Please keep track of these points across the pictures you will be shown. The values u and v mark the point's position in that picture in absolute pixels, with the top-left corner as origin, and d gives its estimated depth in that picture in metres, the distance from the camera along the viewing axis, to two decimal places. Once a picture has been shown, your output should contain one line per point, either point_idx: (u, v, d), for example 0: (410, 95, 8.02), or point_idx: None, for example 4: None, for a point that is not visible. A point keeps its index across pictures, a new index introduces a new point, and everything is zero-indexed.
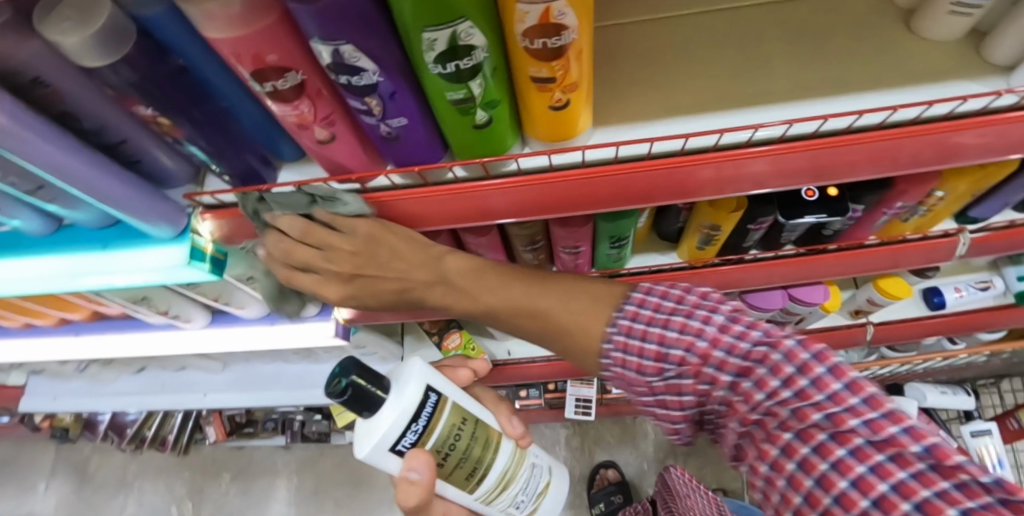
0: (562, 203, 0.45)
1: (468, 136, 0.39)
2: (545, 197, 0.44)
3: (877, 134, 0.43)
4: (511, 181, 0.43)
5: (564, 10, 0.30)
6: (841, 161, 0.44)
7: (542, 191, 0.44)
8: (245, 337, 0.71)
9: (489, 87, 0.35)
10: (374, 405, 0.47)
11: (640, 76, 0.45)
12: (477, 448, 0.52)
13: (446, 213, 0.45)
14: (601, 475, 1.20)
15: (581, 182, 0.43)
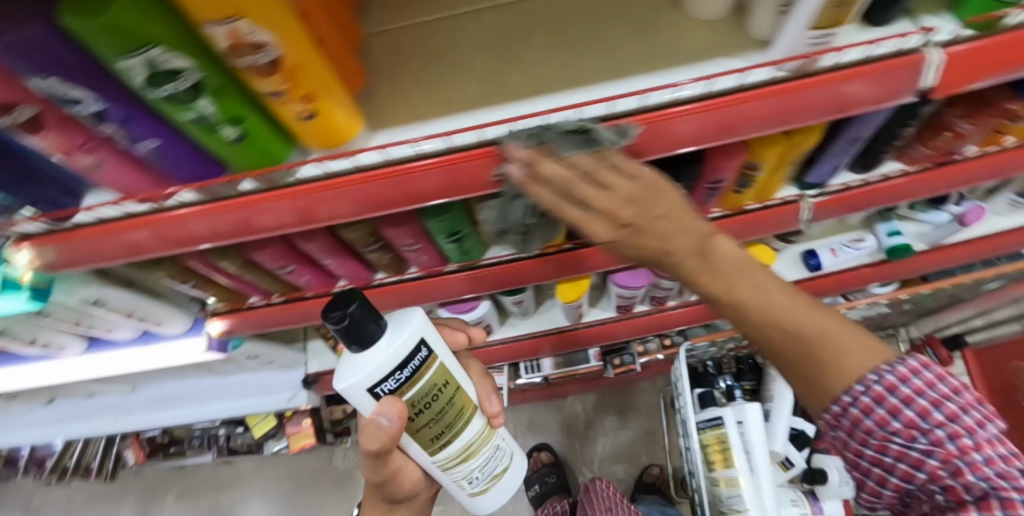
0: (345, 207, 0.47)
1: (230, 150, 0.40)
2: (320, 205, 0.46)
3: (642, 118, 0.44)
4: (284, 192, 0.45)
5: (249, 29, 0.31)
6: (601, 148, 0.46)
7: (314, 199, 0.46)
8: (124, 360, 0.72)
9: (224, 103, 0.36)
10: (371, 338, 0.42)
11: (415, 80, 0.46)
12: (453, 410, 0.49)
13: (232, 227, 0.48)
14: (535, 458, 1.24)
15: (359, 186, 0.45)
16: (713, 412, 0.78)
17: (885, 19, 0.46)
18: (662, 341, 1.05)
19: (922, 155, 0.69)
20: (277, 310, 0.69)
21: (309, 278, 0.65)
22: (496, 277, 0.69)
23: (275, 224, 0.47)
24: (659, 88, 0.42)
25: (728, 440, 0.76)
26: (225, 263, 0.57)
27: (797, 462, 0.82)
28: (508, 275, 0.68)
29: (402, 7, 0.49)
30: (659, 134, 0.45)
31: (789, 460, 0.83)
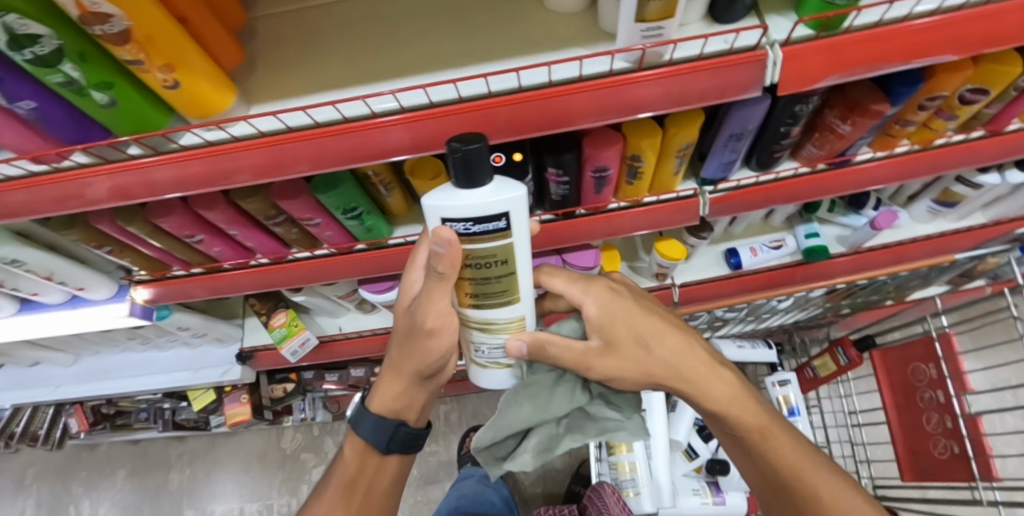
0: (308, 163, 0.49)
1: (107, 115, 0.44)
2: (284, 160, 0.49)
3: (485, 101, 0.46)
4: (249, 143, 0.47)
5: (91, 0, 0.35)
6: (502, 121, 0.48)
7: (277, 153, 0.48)
8: (52, 323, 0.76)
9: (88, 70, 0.40)
10: (477, 181, 0.40)
11: (295, 60, 0.51)
12: (501, 288, 0.45)
13: (198, 177, 0.50)
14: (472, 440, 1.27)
15: (317, 143, 0.48)
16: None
17: (726, 17, 0.50)
18: None
19: (813, 155, 0.73)
20: (196, 280, 0.73)
21: (222, 249, 0.69)
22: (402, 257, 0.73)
23: (218, 178, 0.50)
24: (499, 74, 0.47)
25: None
26: (132, 228, 0.60)
27: (701, 452, 0.86)
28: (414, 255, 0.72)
29: None
30: (501, 117, 0.48)
31: (693, 450, 0.87)
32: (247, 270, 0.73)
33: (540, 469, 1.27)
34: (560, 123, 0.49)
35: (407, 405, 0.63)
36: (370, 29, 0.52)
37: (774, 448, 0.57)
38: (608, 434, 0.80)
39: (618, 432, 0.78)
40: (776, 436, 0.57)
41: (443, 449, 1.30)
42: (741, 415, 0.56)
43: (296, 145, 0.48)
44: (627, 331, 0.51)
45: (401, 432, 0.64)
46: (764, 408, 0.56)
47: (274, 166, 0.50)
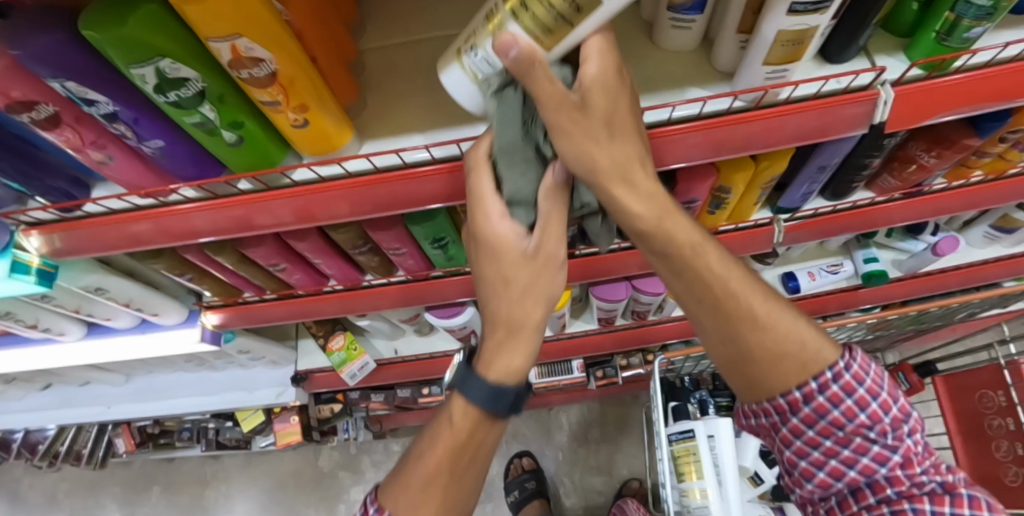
0: (331, 210, 0.51)
1: (231, 153, 0.44)
2: (313, 205, 0.50)
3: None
4: (279, 192, 0.48)
5: (247, 46, 0.35)
6: None
7: (306, 200, 0.49)
8: (120, 347, 0.75)
9: (224, 111, 0.40)
10: None
11: (406, 95, 0.51)
12: None
13: (233, 221, 0.51)
14: (516, 465, 1.25)
15: (342, 193, 0.49)
16: (683, 425, 0.80)
17: (840, 57, 0.49)
18: (644, 357, 1.08)
19: (889, 186, 0.73)
20: (269, 306, 0.73)
21: (301, 277, 0.68)
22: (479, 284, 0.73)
23: (271, 216, 0.50)
24: None
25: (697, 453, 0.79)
26: (220, 258, 0.60)
27: (766, 479, 0.85)
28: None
29: (397, 26, 0.54)
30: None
31: (759, 476, 0.85)
32: (320, 296, 0.73)
33: (580, 490, 1.25)
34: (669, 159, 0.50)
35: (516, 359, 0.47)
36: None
37: (722, 299, 0.48)
38: (677, 459, 0.81)
39: (689, 457, 0.79)
40: (748, 291, 0.49)
41: None
42: (677, 234, 0.44)
43: (324, 193, 0.49)
44: (609, 103, 0.35)
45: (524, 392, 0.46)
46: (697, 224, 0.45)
47: (305, 210, 0.50)
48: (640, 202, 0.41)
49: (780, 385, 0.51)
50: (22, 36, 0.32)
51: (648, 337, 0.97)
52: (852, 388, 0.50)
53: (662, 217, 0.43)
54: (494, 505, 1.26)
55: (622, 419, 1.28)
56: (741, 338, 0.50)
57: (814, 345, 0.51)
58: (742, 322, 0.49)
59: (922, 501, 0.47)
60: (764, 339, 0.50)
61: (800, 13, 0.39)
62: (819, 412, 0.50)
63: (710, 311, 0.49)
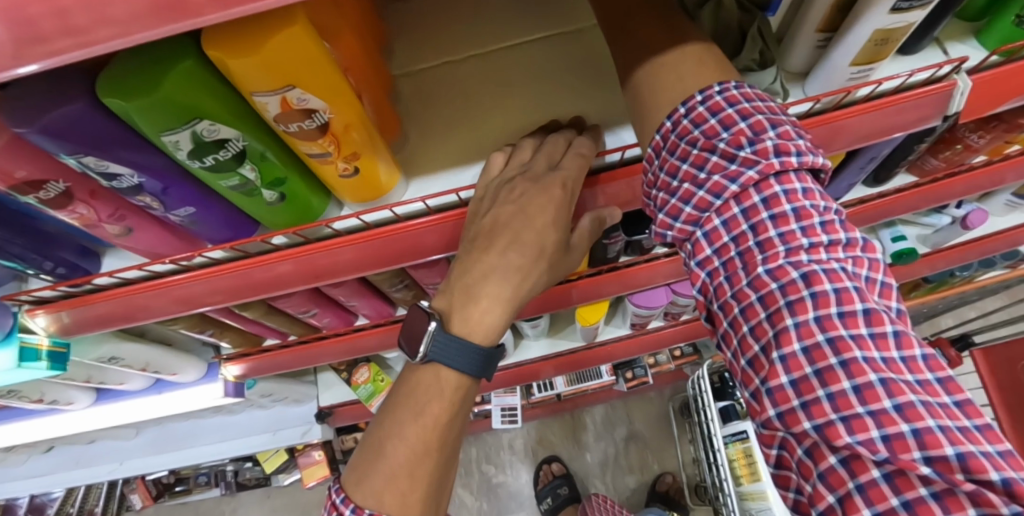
0: (341, 269, 0.45)
1: (270, 211, 0.39)
2: (321, 266, 0.45)
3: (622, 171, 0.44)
4: (282, 255, 0.43)
5: (301, 97, 0.30)
6: None
7: (313, 260, 0.44)
8: (136, 410, 0.69)
9: (267, 168, 0.35)
10: None
11: (454, 123, 0.46)
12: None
13: (236, 291, 0.45)
14: (545, 470, 1.24)
15: (356, 247, 0.44)
16: (737, 426, 0.79)
17: (913, 49, 0.46)
18: (672, 353, 1.06)
19: (931, 168, 0.72)
20: (296, 351, 0.67)
21: (331, 319, 0.63)
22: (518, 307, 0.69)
23: (280, 285, 0.45)
24: None
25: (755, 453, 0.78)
26: (247, 314, 0.55)
27: None
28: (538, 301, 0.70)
29: (431, 45, 0.49)
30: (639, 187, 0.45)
31: None
32: (350, 336, 0.68)
33: (612, 490, 1.24)
34: None
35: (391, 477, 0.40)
36: (529, 81, 0.47)
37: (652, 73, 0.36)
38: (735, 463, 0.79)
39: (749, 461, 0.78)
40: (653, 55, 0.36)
41: (511, 479, 1.26)
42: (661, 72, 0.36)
43: (333, 251, 0.44)
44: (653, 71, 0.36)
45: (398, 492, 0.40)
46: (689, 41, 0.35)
47: (310, 272, 0.45)
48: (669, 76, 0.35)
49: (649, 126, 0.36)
50: (34, 110, 0.26)
51: (682, 335, 0.94)
52: (764, 125, 0.33)
53: (682, 79, 0.35)
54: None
55: (648, 414, 1.26)
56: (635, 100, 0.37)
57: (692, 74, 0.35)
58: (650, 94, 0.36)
59: (862, 427, 0.28)
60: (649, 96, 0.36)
61: (903, 11, 0.35)
62: (694, 126, 0.34)
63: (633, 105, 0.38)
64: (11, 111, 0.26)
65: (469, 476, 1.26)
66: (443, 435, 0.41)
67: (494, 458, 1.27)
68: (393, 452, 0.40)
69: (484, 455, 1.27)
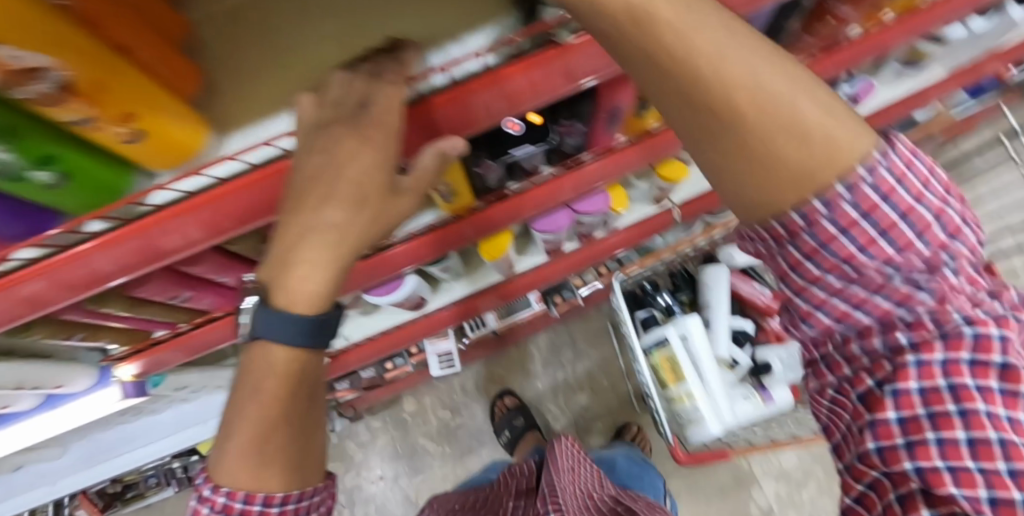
0: (174, 245, 0.41)
1: (54, 192, 0.35)
2: (148, 246, 0.39)
3: (504, 71, 0.39)
4: (98, 241, 0.38)
5: (12, 55, 0.24)
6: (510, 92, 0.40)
7: (136, 242, 0.39)
8: (30, 432, 0.65)
9: (20, 148, 0.30)
10: None
11: (265, 70, 0.42)
12: None
13: (60, 288, 0.40)
14: (500, 405, 1.28)
15: (179, 220, 0.38)
16: (658, 334, 0.80)
17: None
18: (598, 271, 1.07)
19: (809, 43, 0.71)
20: (186, 339, 0.64)
21: (212, 299, 0.61)
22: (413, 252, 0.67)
23: (107, 275, 0.40)
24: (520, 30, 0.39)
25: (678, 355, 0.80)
26: (107, 309, 0.51)
27: (742, 361, 0.87)
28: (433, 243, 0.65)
29: None
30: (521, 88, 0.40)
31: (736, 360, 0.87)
32: (240, 314, 0.65)
33: (566, 411, 1.30)
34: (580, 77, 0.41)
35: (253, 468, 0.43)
36: (339, 12, 0.43)
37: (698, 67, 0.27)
38: (660, 368, 0.81)
39: (671, 363, 0.79)
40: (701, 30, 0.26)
41: (469, 419, 1.31)
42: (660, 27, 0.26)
43: (156, 226, 0.38)
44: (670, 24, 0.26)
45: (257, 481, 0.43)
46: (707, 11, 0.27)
47: (139, 255, 0.40)
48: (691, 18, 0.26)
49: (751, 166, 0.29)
50: None
51: (598, 254, 0.95)
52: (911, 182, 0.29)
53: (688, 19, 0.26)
54: (490, 450, 1.28)
55: (590, 333, 1.31)
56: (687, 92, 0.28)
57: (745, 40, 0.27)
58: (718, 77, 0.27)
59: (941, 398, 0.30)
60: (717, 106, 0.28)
61: None
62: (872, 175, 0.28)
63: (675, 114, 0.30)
64: None
65: (428, 424, 1.30)
66: (286, 406, 0.44)
67: (449, 403, 1.31)
68: (242, 425, 0.43)
69: (439, 402, 1.31)
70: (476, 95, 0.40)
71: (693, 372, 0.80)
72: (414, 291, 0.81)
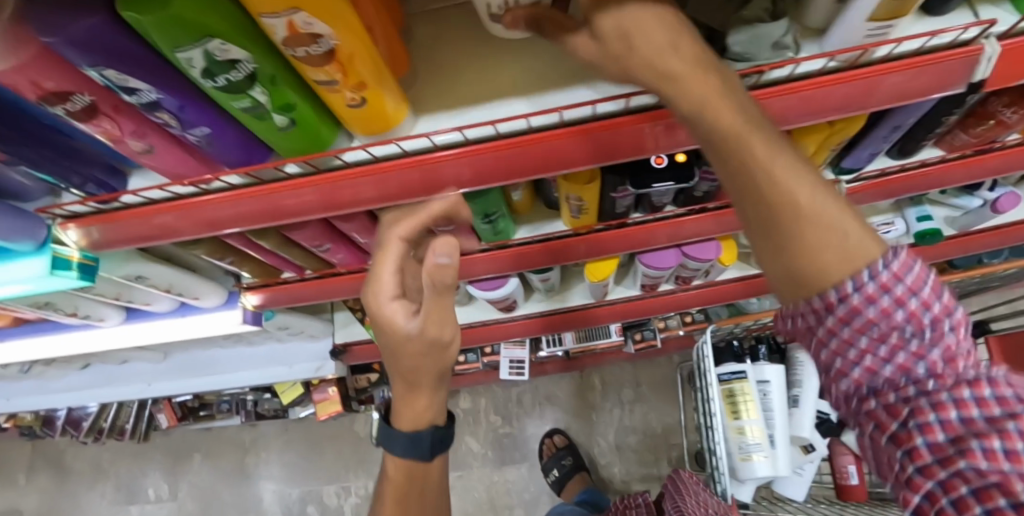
0: (344, 202, 0.47)
1: (281, 137, 0.40)
2: (317, 199, 0.47)
3: (596, 125, 0.42)
4: (293, 183, 0.45)
5: (306, 21, 0.31)
6: (895, 185, 0.75)
7: (317, 191, 0.46)
8: (160, 330, 0.75)
9: (277, 93, 0.36)
10: None
11: (467, 67, 0.46)
12: None
13: (258, 213, 0.48)
14: (548, 443, 1.27)
15: (367, 181, 0.45)
16: (737, 366, 0.82)
17: (943, 10, 0.43)
18: (683, 318, 1.06)
19: (962, 143, 0.67)
20: (308, 285, 0.70)
21: (345, 256, 0.66)
22: (532, 255, 0.71)
23: (302, 212, 0.48)
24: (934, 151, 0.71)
25: (751, 392, 0.82)
26: (263, 243, 0.57)
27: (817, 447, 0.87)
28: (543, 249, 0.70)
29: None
30: (573, 148, 0.44)
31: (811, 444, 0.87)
32: (364, 274, 0.71)
33: (615, 452, 1.29)
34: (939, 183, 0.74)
35: (428, 417, 0.50)
36: (527, 44, 0.46)
37: (807, 208, 0.29)
38: (730, 400, 0.83)
39: (742, 397, 0.81)
40: (802, 193, 0.29)
41: (517, 429, 1.31)
42: (795, 193, 0.29)
43: (353, 181, 0.45)
44: (792, 237, 0.30)
45: (437, 441, 0.50)
46: (838, 227, 0.29)
47: (324, 203, 0.47)
48: (818, 264, 0.29)
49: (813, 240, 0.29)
50: (60, 20, 0.28)
51: (692, 303, 0.95)
52: None
53: (802, 287, 0.31)
54: (530, 467, 1.28)
55: (656, 381, 1.29)
56: (806, 242, 0.29)
57: (865, 248, 0.29)
58: (765, 178, 0.29)
59: None
60: (830, 254, 0.29)
61: None
62: None
63: (747, 215, 0.32)
64: (38, 21, 0.29)
65: (477, 425, 1.31)
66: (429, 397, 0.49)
67: (502, 410, 1.32)
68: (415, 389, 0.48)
69: (493, 406, 1.32)
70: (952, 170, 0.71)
71: (759, 413, 0.81)
72: (512, 295, 0.83)
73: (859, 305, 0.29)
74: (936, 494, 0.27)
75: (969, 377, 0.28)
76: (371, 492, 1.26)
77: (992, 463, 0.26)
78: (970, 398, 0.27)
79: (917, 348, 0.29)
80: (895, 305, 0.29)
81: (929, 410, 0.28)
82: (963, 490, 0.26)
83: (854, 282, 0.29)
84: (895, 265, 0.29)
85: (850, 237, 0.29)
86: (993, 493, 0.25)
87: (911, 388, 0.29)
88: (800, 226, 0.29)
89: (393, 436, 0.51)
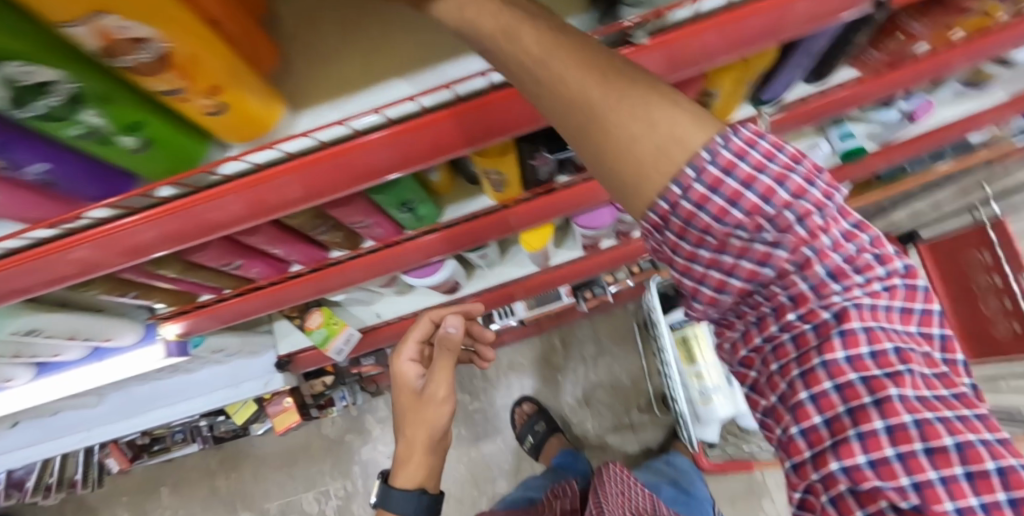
0: (228, 221, 0.43)
1: (137, 160, 0.36)
2: (196, 222, 0.42)
3: (466, 106, 0.40)
4: (164, 209, 0.40)
5: (119, 25, 0.26)
6: (813, 115, 0.73)
7: (194, 214, 0.41)
8: (74, 383, 0.68)
9: (115, 112, 0.32)
10: None
11: (349, 51, 0.42)
12: None
13: (130, 249, 0.42)
14: (519, 412, 1.29)
15: (245, 194, 0.41)
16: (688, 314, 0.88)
17: None
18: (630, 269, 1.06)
19: (874, 59, 0.69)
20: (231, 304, 0.66)
21: (262, 269, 0.62)
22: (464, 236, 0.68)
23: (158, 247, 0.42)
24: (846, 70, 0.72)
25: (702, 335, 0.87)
26: (163, 272, 0.53)
27: None
28: (478, 230, 0.67)
29: None
30: (449, 132, 0.41)
31: None
32: (286, 284, 0.67)
33: (584, 406, 1.31)
34: (855, 105, 0.73)
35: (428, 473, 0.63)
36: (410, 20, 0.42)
37: (601, 105, 0.28)
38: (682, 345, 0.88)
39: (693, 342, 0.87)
40: (600, 93, 0.28)
41: (487, 405, 1.32)
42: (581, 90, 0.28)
43: (229, 197, 0.41)
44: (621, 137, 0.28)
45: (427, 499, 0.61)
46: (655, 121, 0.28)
47: (205, 225, 0.42)
48: (636, 152, 0.29)
49: (620, 134, 0.28)
50: None
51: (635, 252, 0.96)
52: None
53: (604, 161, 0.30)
54: (504, 438, 1.29)
55: (615, 332, 1.32)
56: (615, 149, 0.29)
57: (685, 120, 0.29)
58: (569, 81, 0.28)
59: None
60: (647, 158, 0.29)
61: None
62: None
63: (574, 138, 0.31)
64: None
65: None
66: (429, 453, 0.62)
67: (468, 387, 1.33)
68: (413, 447, 0.62)
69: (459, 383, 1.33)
70: (869, 91, 0.71)
71: (709, 353, 0.87)
72: (451, 277, 0.81)
73: (695, 210, 0.29)
74: (809, 411, 0.30)
75: (750, 220, 0.29)
76: (351, 491, 1.26)
77: (853, 352, 0.29)
78: (812, 294, 0.29)
79: (763, 246, 0.29)
80: (743, 200, 0.29)
81: (798, 312, 0.30)
82: (838, 410, 0.29)
83: (667, 197, 0.29)
84: (733, 148, 0.28)
85: (637, 128, 0.28)
86: (858, 392, 0.29)
87: (776, 278, 0.30)
88: (596, 130, 0.29)
89: (392, 493, 0.62)
